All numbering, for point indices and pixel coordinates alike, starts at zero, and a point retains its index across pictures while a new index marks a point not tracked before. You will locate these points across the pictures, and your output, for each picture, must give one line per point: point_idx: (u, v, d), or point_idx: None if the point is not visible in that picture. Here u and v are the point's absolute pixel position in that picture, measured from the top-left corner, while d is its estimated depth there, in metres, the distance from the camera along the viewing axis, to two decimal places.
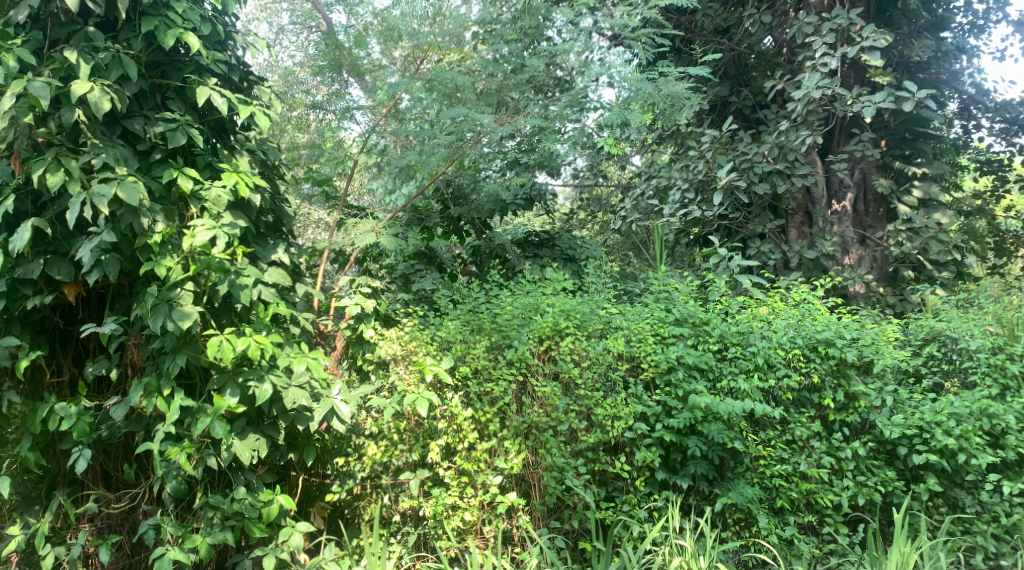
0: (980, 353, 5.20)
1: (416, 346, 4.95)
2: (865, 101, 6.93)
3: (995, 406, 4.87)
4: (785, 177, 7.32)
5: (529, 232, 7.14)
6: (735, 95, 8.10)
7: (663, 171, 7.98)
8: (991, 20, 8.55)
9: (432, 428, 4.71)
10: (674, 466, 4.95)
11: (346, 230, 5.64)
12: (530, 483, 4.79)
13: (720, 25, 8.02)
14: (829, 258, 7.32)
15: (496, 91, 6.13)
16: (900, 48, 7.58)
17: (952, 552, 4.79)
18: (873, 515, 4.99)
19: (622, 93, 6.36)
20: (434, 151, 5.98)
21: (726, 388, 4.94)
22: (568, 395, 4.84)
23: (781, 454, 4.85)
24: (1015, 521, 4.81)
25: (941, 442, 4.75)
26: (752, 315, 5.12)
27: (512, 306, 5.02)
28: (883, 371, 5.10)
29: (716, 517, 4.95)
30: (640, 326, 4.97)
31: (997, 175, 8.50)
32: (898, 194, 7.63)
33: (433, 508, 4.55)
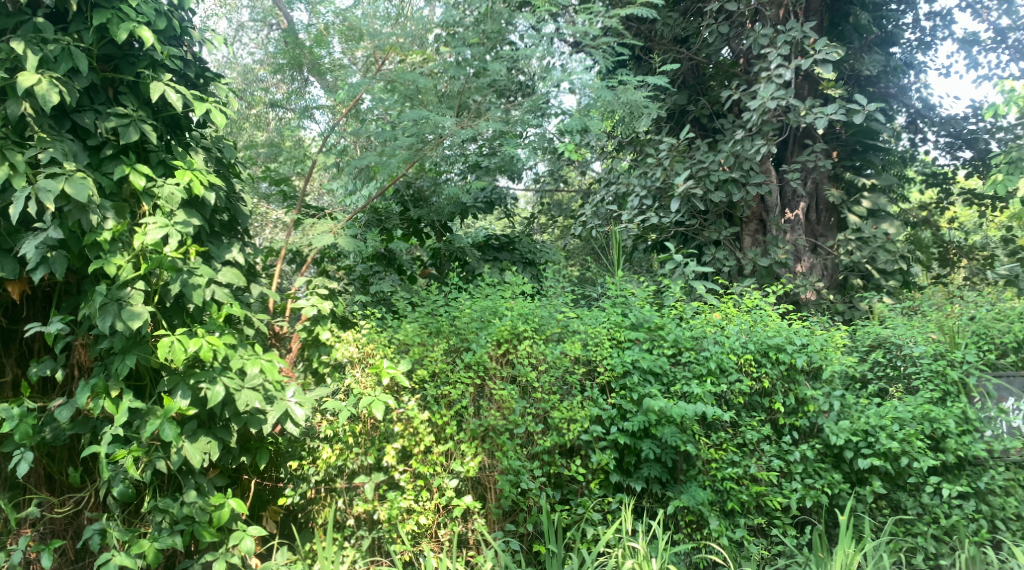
0: (922, 359, 5.35)
1: (374, 348, 4.91)
2: (817, 112, 7.10)
3: (936, 411, 5.03)
4: (740, 185, 7.44)
5: (489, 235, 7.12)
6: (693, 104, 8.24)
7: (622, 177, 8.07)
8: (938, 37, 8.82)
9: (388, 432, 4.71)
10: (628, 469, 5.01)
11: (304, 231, 5.60)
12: (486, 487, 4.84)
13: (679, 34, 8.14)
14: (782, 265, 7.46)
15: (457, 95, 6.20)
16: (851, 62, 7.83)
17: (895, 553, 4.91)
18: (819, 516, 5.12)
19: (582, 99, 6.46)
20: (395, 153, 5.95)
21: (680, 392, 4.99)
22: (525, 398, 4.87)
23: (732, 457, 4.93)
24: (954, 522, 4.98)
25: (885, 446, 4.90)
26: (705, 320, 5.22)
27: (471, 308, 5.04)
28: (831, 376, 5.25)
29: (669, 520, 5.01)
30: (597, 330, 5.03)
31: (941, 187, 8.76)
32: (849, 204, 7.84)
33: (387, 512, 4.56)
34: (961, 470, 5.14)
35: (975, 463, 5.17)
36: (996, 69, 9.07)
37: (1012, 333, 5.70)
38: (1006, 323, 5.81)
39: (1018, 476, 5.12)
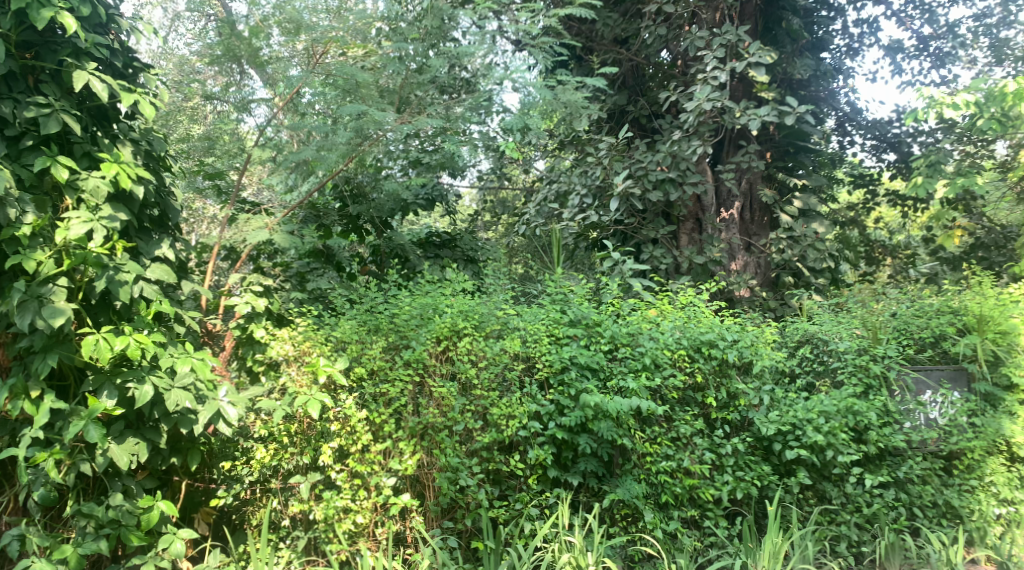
0: (846, 354, 5.55)
1: (310, 346, 4.80)
2: (751, 114, 7.26)
3: (859, 403, 5.19)
4: (677, 185, 7.57)
5: (431, 232, 7.13)
6: (632, 104, 8.36)
7: (564, 176, 8.13)
8: (865, 44, 9.13)
9: (324, 431, 4.67)
10: (565, 463, 5.06)
11: (238, 226, 5.45)
12: (424, 485, 4.82)
13: (619, 35, 8.23)
14: (716, 263, 7.61)
15: (396, 91, 6.18)
16: (784, 66, 8.01)
17: (819, 541, 5.12)
18: (748, 508, 5.25)
19: (524, 97, 6.43)
20: (334, 147, 5.86)
21: (616, 388, 5.06)
22: (465, 395, 4.88)
23: (666, 451, 5.01)
24: (875, 510, 5.18)
25: (811, 438, 5.05)
26: (641, 317, 5.29)
27: (410, 306, 4.99)
28: (761, 371, 5.39)
29: (605, 513, 5.07)
30: (536, 326, 5.07)
31: (868, 187, 8.99)
32: (781, 204, 8.06)
33: (323, 512, 4.52)
34: (882, 461, 5.34)
35: (895, 454, 5.38)
36: (919, 75, 9.40)
37: (930, 329, 5.87)
38: (926, 318, 5.94)
39: (933, 465, 5.38)
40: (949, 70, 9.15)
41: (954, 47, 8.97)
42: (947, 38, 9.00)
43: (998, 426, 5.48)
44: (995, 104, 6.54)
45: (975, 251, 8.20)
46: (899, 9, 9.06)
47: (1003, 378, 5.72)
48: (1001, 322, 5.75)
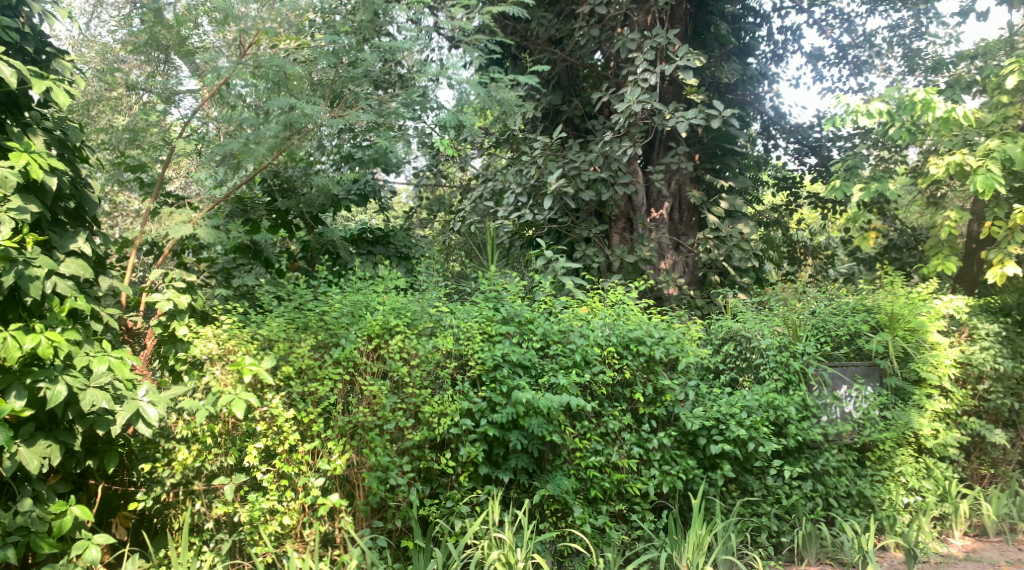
0: (768, 351, 5.72)
1: (235, 345, 4.68)
2: (679, 117, 7.40)
3: (779, 399, 5.42)
4: (608, 185, 7.65)
5: (364, 228, 7.06)
6: (566, 104, 8.45)
7: (499, 174, 8.16)
8: (789, 50, 9.44)
9: (250, 431, 4.60)
10: (496, 460, 5.06)
11: (159, 220, 5.33)
12: (354, 484, 4.77)
13: (553, 35, 8.30)
14: (647, 262, 7.75)
15: (329, 84, 6.14)
16: (712, 70, 8.25)
17: (741, 532, 5.28)
18: (674, 501, 5.37)
19: (458, 95, 6.50)
20: (261, 139, 5.76)
21: (547, 384, 5.08)
22: (396, 393, 4.85)
23: (595, 446, 5.08)
24: (793, 502, 5.38)
25: (734, 432, 5.23)
26: (572, 314, 5.35)
27: (341, 303, 4.94)
28: (687, 367, 5.52)
29: (535, 509, 5.11)
30: (468, 324, 5.06)
31: (791, 191, 9.25)
32: (708, 205, 8.30)
33: (248, 514, 4.47)
34: (800, 453, 5.54)
35: (813, 446, 5.57)
36: (838, 82, 9.75)
37: (846, 326, 6.14)
38: (842, 317, 6.24)
39: (848, 457, 5.59)
40: (866, 78, 9.52)
41: (870, 56, 9.28)
42: (864, 47, 9.36)
43: (908, 419, 5.71)
44: (905, 113, 6.80)
45: (888, 252, 8.62)
46: (820, 18, 9.38)
47: (912, 373, 5.97)
48: (910, 320, 6.02)
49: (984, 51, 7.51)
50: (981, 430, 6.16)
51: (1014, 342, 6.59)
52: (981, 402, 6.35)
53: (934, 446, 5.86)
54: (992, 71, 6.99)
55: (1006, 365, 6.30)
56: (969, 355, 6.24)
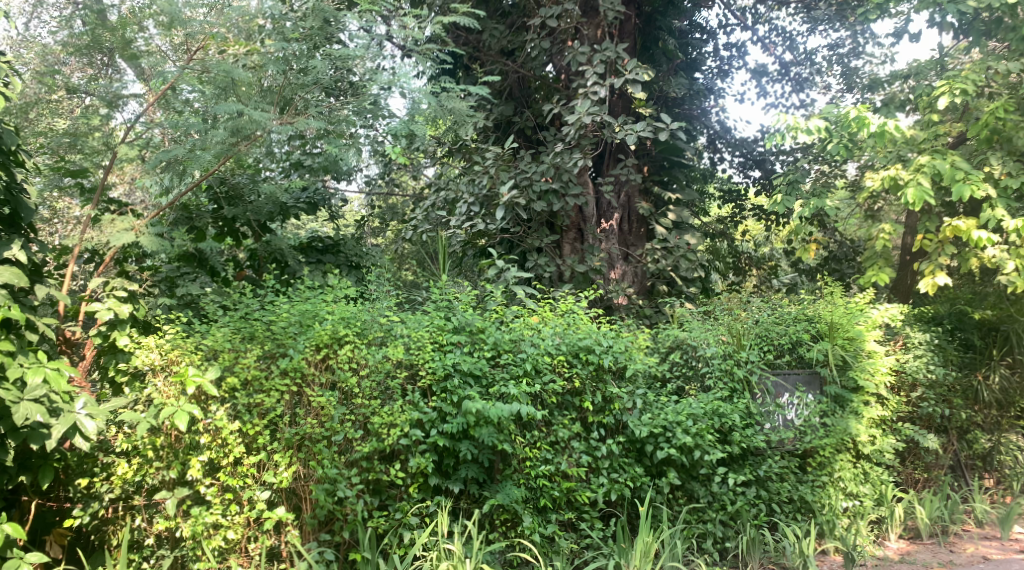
0: (713, 359, 5.84)
1: (178, 355, 4.62)
2: (628, 129, 7.51)
3: (724, 406, 5.53)
4: (559, 196, 7.71)
5: (312, 236, 6.99)
6: (518, 115, 8.52)
7: (452, 183, 8.18)
8: (734, 66, 9.67)
9: (193, 443, 4.52)
10: (446, 471, 5.05)
11: (100, 226, 5.24)
12: (301, 497, 4.74)
13: (505, 46, 8.38)
14: (597, 272, 7.85)
15: (278, 91, 6.10)
16: (660, 84, 8.41)
17: (687, 539, 5.37)
18: (621, 509, 5.43)
19: (411, 104, 6.49)
20: (207, 145, 5.63)
21: (498, 394, 5.07)
22: (345, 404, 4.82)
23: (545, 455, 5.12)
24: (738, 508, 5.49)
25: (681, 439, 5.31)
26: (523, 324, 5.38)
27: (288, 312, 4.87)
28: (634, 375, 5.58)
29: (484, 519, 5.11)
30: (419, 334, 5.02)
31: (736, 204, 9.53)
32: (656, 217, 8.51)
33: (191, 528, 4.40)
34: (744, 460, 5.66)
35: (756, 453, 5.71)
36: (781, 98, 10.02)
37: (788, 335, 6.26)
38: (784, 326, 6.36)
39: (790, 463, 5.74)
40: (807, 95, 9.81)
41: (811, 73, 9.62)
42: (805, 65, 9.65)
43: (846, 425, 5.88)
44: (842, 130, 7.02)
45: (828, 263, 9.00)
46: (764, 36, 9.63)
47: (851, 381, 6.13)
48: (849, 329, 6.21)
49: (917, 71, 7.78)
50: (915, 436, 6.36)
51: (945, 351, 6.81)
52: (915, 408, 6.55)
53: (871, 451, 6.05)
54: (924, 90, 7.26)
55: (938, 373, 6.52)
56: (902, 363, 6.44)
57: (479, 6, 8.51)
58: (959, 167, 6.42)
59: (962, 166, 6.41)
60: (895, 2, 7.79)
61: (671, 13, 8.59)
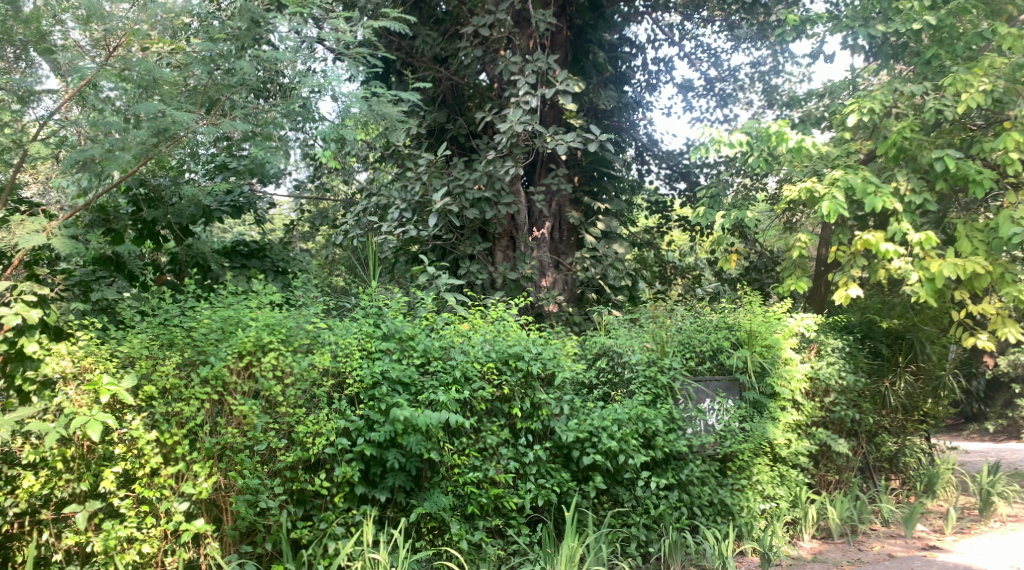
0: (638, 365, 5.94)
1: (92, 362, 4.49)
2: (559, 139, 7.59)
3: (648, 412, 5.62)
4: (491, 204, 7.76)
5: (237, 241, 6.90)
6: (451, 122, 8.54)
7: (384, 189, 8.13)
8: (661, 81, 9.90)
9: (107, 454, 4.40)
10: (373, 480, 5.00)
11: (9, 228, 5.03)
12: (221, 508, 4.66)
13: (438, 53, 8.42)
14: (528, 280, 7.92)
15: (202, 91, 6.01)
16: (591, 96, 8.55)
17: (611, 543, 5.46)
18: (548, 514, 5.49)
19: (342, 108, 6.46)
20: (128, 145, 5.47)
21: (426, 401, 5.05)
22: (268, 413, 4.73)
23: (473, 462, 5.13)
24: (661, 512, 5.61)
25: (606, 445, 5.40)
26: (454, 331, 5.37)
27: (210, 318, 4.75)
28: (562, 382, 5.63)
29: (412, 528, 5.09)
30: (347, 341, 4.95)
31: (662, 214, 9.76)
32: (586, 226, 8.60)
33: (103, 543, 4.28)
34: (668, 464, 5.79)
35: (678, 458, 5.82)
36: (706, 113, 10.28)
37: (709, 342, 6.45)
38: (705, 334, 6.54)
39: (710, 467, 5.89)
40: (730, 111, 10.11)
41: (734, 90, 9.94)
42: (729, 81, 9.92)
43: (763, 430, 6.06)
44: (762, 144, 7.24)
45: (749, 273, 9.27)
46: (690, 52, 9.87)
47: (769, 388, 6.34)
48: (767, 337, 6.39)
49: (831, 90, 8.12)
50: (828, 440, 6.59)
51: (856, 358, 7.09)
52: (827, 412, 6.79)
53: (787, 454, 6.26)
54: (837, 108, 7.58)
55: (849, 379, 6.77)
56: (817, 370, 6.67)
57: (411, 11, 8.47)
58: (870, 182, 6.70)
59: (872, 181, 6.69)
60: (811, 23, 8.10)
61: (602, 26, 8.85)
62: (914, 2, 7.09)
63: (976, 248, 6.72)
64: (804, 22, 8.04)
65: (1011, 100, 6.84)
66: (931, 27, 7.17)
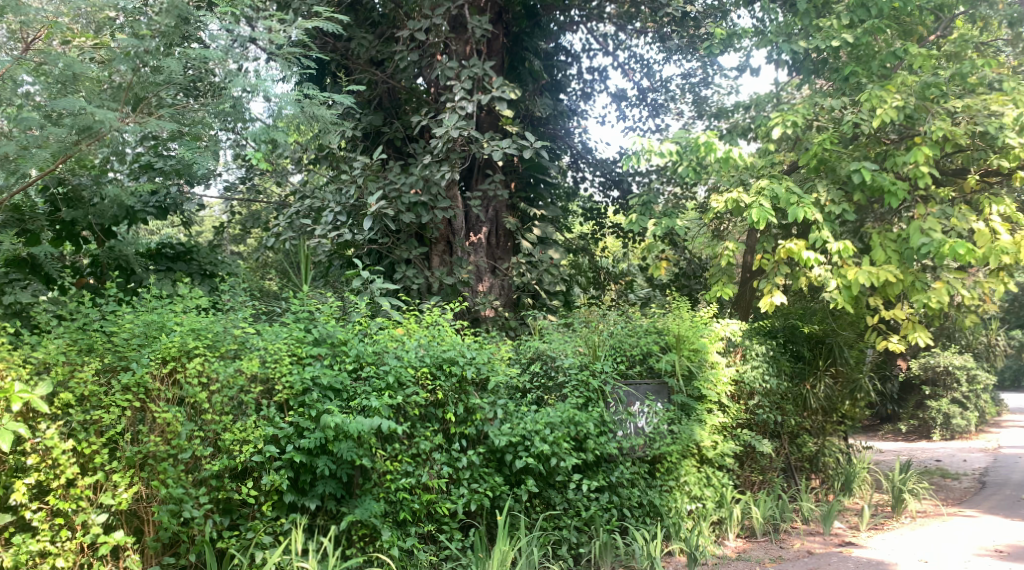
0: (571, 369, 5.99)
1: (3, 368, 4.24)
2: (494, 145, 7.63)
3: (579, 415, 5.68)
4: (428, 208, 7.71)
5: (162, 243, 6.74)
6: (387, 126, 8.50)
7: (318, 192, 8.01)
8: (595, 90, 10.06)
9: (18, 465, 4.22)
10: (303, 487, 4.93)
11: None
12: (143, 519, 4.55)
13: (374, 56, 8.38)
14: (465, 284, 7.91)
15: (127, 88, 5.88)
16: (527, 103, 8.62)
17: (543, 546, 5.50)
18: (480, 519, 5.50)
19: (273, 109, 6.31)
20: (45, 143, 5.34)
21: (358, 408, 5.00)
22: (194, 420, 4.63)
23: (406, 468, 5.09)
24: (591, 514, 5.69)
25: (538, 448, 5.43)
26: (387, 335, 5.31)
27: (132, 323, 4.62)
28: (496, 386, 5.63)
29: (342, 535, 5.02)
30: (276, 346, 4.86)
31: (597, 221, 9.97)
32: (522, 231, 8.71)
33: (14, 558, 4.10)
34: (598, 466, 5.87)
35: (609, 460, 5.92)
36: (639, 122, 10.47)
37: (640, 346, 6.51)
38: (636, 338, 6.60)
39: (640, 469, 6.00)
40: (662, 120, 10.29)
41: (666, 100, 10.14)
42: (661, 92, 10.13)
43: (691, 432, 6.23)
44: (691, 154, 7.39)
45: (679, 279, 9.45)
46: (624, 62, 10.03)
47: (695, 390, 6.48)
48: (694, 341, 6.52)
49: (756, 103, 8.34)
50: (752, 441, 6.77)
51: (779, 361, 7.28)
52: (752, 415, 6.95)
53: (713, 456, 6.45)
54: (762, 120, 7.80)
55: (771, 382, 7.01)
56: (742, 373, 6.85)
57: (347, 13, 8.50)
58: (793, 192, 6.90)
59: (795, 191, 6.88)
60: (738, 38, 8.33)
61: (538, 34, 8.96)
62: (832, 20, 7.37)
63: (889, 257, 6.99)
64: (731, 36, 8.25)
65: (921, 117, 7.14)
66: (849, 45, 7.46)
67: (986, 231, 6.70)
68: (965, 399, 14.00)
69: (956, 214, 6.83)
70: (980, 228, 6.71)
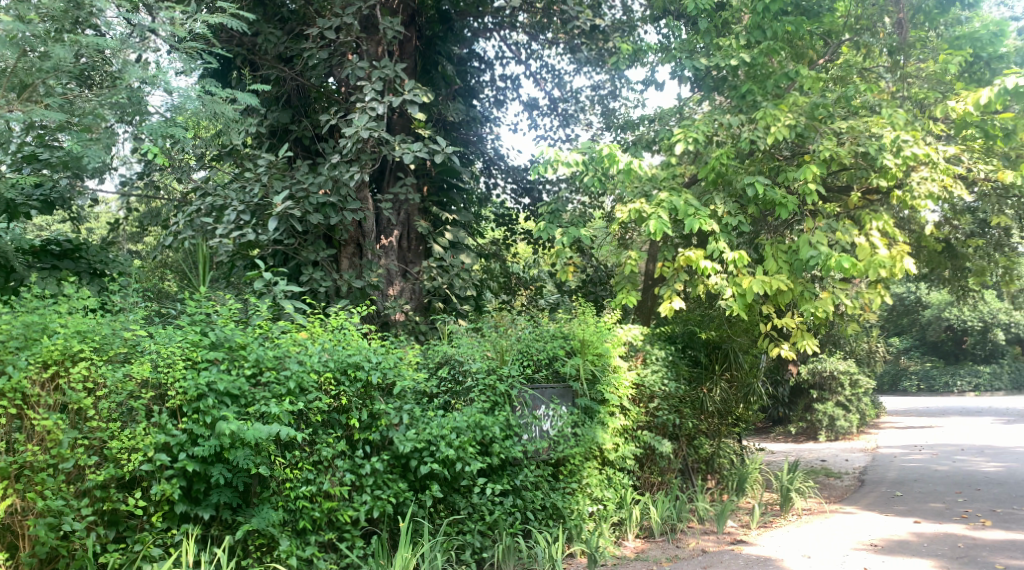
0: (478, 373, 5.95)
1: None
2: (405, 148, 7.54)
3: (485, 419, 5.67)
4: (336, 210, 7.56)
5: (49, 240, 6.47)
6: (295, 124, 8.37)
7: (220, 189, 7.61)
8: (507, 97, 10.12)
9: None
10: (196, 497, 4.76)
11: None
12: (17, 534, 4.31)
13: (282, 53, 8.19)
14: (374, 287, 7.78)
15: (11, 73, 5.61)
16: (439, 108, 8.60)
17: (446, 551, 5.48)
18: (383, 525, 5.43)
19: (174, 103, 6.10)
20: None
21: (256, 413, 4.84)
22: (78, 428, 4.42)
23: (307, 475, 4.97)
24: (495, 518, 5.72)
25: (444, 453, 5.39)
26: (289, 339, 5.14)
27: (10, 324, 4.33)
28: (402, 391, 5.57)
29: (238, 545, 4.88)
30: (170, 350, 4.66)
31: (508, 228, 10.03)
32: (434, 235, 8.64)
33: None
34: (503, 470, 5.89)
35: (514, 464, 5.95)
36: (550, 131, 10.57)
37: (546, 351, 6.56)
38: (543, 342, 6.65)
39: (544, 472, 6.08)
40: (572, 130, 10.41)
41: (576, 110, 10.29)
42: (571, 102, 10.26)
43: (593, 435, 6.31)
44: (597, 164, 7.49)
45: (585, 285, 9.57)
46: (536, 71, 10.11)
47: (599, 394, 6.56)
48: (598, 346, 6.58)
49: (660, 116, 8.53)
50: (652, 442, 6.92)
51: (678, 366, 7.50)
52: (651, 417, 7.12)
53: (614, 458, 6.57)
54: (666, 133, 7.99)
55: (671, 386, 7.18)
56: (643, 377, 6.97)
57: (254, 7, 8.26)
58: (691, 204, 7.09)
59: (694, 204, 7.07)
60: (643, 53, 8.52)
61: (450, 39, 8.95)
62: (731, 40, 7.63)
63: (780, 267, 7.25)
64: (637, 50, 8.43)
65: (811, 135, 7.47)
66: (747, 64, 7.72)
67: (866, 245, 6.95)
68: (848, 402, 14.68)
69: (839, 228, 7.15)
70: (861, 242, 6.98)
